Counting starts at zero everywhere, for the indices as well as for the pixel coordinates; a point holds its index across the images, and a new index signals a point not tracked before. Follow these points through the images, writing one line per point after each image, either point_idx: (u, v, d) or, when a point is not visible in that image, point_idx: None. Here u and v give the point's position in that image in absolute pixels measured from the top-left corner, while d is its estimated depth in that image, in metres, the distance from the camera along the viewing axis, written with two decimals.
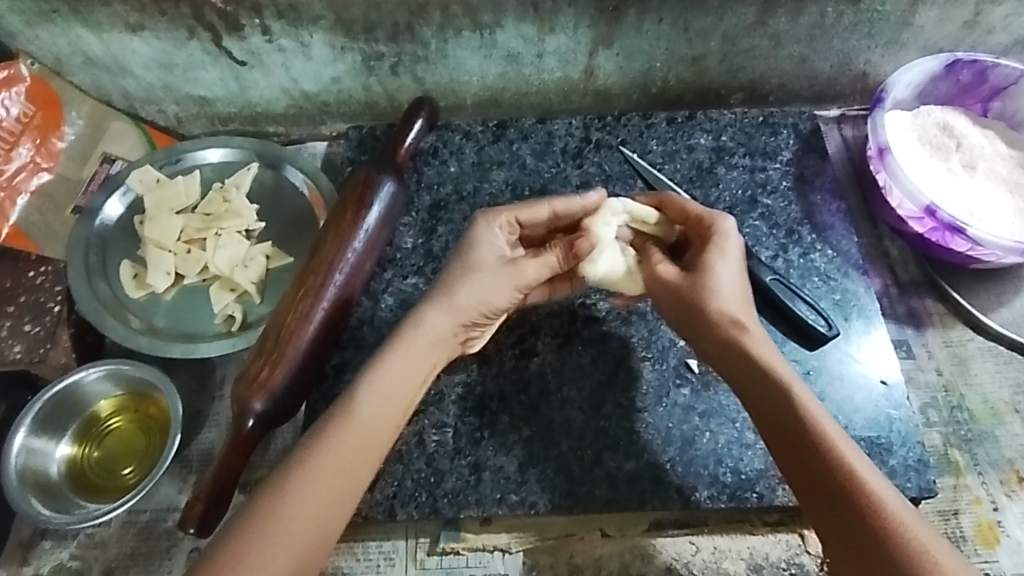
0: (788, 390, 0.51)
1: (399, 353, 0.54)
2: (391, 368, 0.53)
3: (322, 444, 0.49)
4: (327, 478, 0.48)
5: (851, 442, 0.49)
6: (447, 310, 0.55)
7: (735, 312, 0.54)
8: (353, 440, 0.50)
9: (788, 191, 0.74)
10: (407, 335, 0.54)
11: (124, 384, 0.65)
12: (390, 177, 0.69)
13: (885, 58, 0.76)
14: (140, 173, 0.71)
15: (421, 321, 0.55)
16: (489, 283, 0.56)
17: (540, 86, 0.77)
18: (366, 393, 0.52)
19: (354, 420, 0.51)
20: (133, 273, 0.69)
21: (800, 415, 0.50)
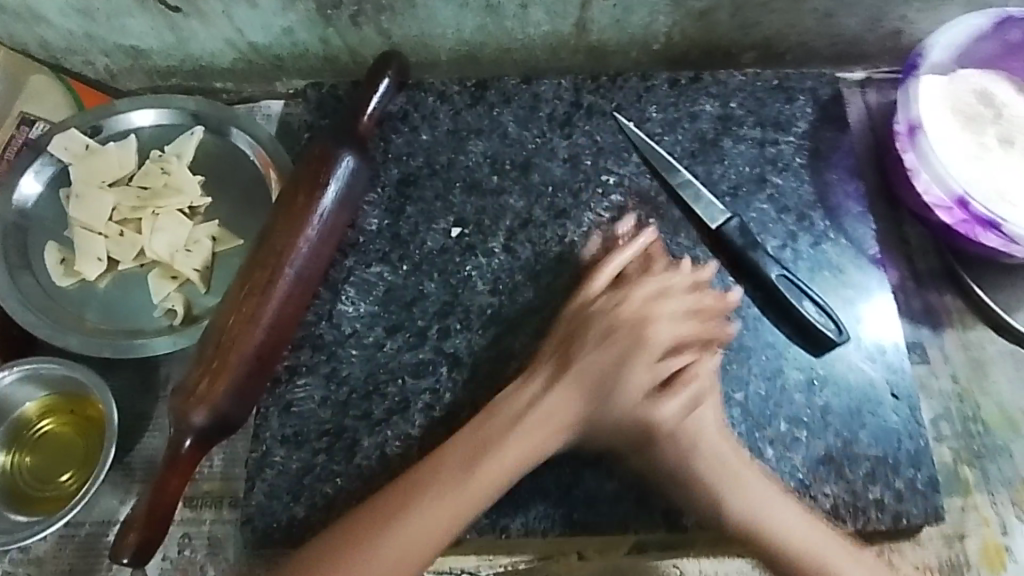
0: (750, 509, 0.49)
1: (511, 450, 0.50)
2: (508, 471, 0.50)
3: (387, 533, 0.47)
4: (402, 540, 0.47)
5: (835, 551, 0.48)
6: (568, 408, 0.51)
7: (683, 423, 0.51)
8: (432, 533, 0.48)
9: (801, 169, 0.66)
10: (538, 417, 0.51)
11: (49, 385, 0.59)
12: (351, 151, 0.60)
13: (925, 13, 0.65)
14: (65, 140, 0.63)
15: (542, 410, 0.51)
16: (579, 399, 0.52)
17: (525, 42, 0.67)
18: (471, 488, 0.49)
19: (471, 489, 0.49)
20: (60, 258, 0.62)
21: (772, 532, 0.48)
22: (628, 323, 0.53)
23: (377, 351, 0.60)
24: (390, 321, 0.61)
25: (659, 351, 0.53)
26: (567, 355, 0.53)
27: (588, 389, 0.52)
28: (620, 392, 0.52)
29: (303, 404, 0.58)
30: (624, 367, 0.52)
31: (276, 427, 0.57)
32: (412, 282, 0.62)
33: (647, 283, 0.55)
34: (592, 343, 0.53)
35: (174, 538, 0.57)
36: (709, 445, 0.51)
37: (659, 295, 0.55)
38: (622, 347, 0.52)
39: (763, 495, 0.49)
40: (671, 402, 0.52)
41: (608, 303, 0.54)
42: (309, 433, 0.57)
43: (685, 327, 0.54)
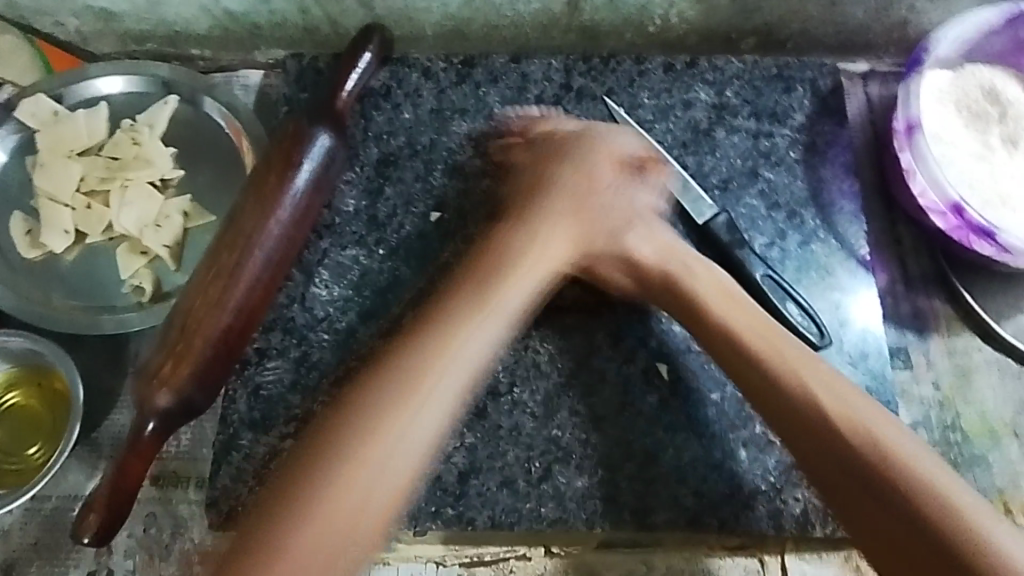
0: (772, 363, 0.49)
1: (491, 287, 0.52)
2: (523, 293, 0.53)
3: (364, 421, 0.45)
4: (383, 421, 0.46)
5: (856, 396, 0.47)
6: (561, 237, 0.55)
7: (652, 246, 0.55)
8: (412, 401, 0.47)
9: (795, 164, 0.64)
10: (513, 253, 0.54)
11: (14, 359, 0.58)
12: (326, 128, 0.58)
13: (933, 5, 0.62)
14: (32, 105, 0.61)
15: (523, 252, 0.54)
16: (571, 226, 0.56)
17: (514, 18, 0.65)
18: (440, 349, 0.49)
19: (449, 351, 0.49)
20: (26, 230, 0.60)
21: (797, 391, 0.48)
22: (579, 159, 0.57)
23: (349, 336, 0.58)
24: (363, 307, 0.59)
25: (608, 175, 0.57)
26: (530, 203, 0.56)
27: (570, 222, 0.56)
28: (601, 235, 0.56)
29: (272, 387, 0.57)
30: (594, 201, 0.57)
31: (244, 410, 0.57)
32: (387, 266, 0.60)
33: (597, 149, 0.58)
34: (551, 193, 0.56)
35: (139, 517, 0.56)
36: (693, 275, 0.54)
37: (605, 157, 0.58)
38: (570, 183, 0.57)
39: (761, 325, 0.51)
40: (649, 242, 0.56)
41: (558, 160, 0.57)
42: (276, 418, 0.56)
43: (618, 180, 0.57)
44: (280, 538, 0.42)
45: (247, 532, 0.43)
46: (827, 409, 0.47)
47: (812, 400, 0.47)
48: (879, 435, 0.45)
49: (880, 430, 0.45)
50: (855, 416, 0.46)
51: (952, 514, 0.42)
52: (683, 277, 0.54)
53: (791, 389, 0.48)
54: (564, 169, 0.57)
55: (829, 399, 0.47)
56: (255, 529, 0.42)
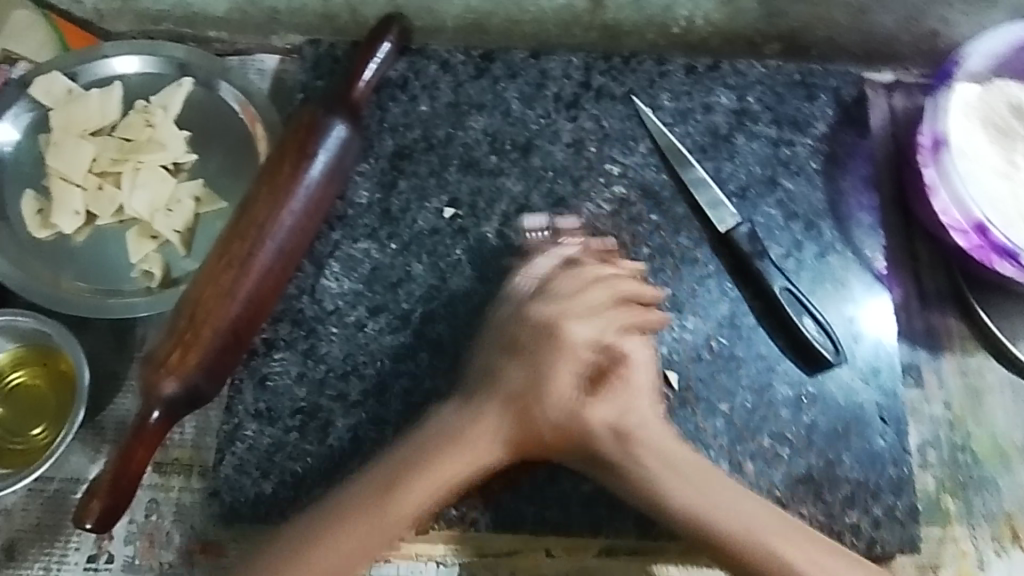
0: (704, 521, 0.48)
1: (429, 450, 0.50)
2: (449, 476, 0.49)
3: (305, 559, 0.47)
4: (316, 564, 0.47)
5: (777, 529, 0.47)
6: (507, 401, 0.50)
7: (607, 405, 0.51)
8: (353, 538, 0.48)
9: (814, 174, 0.63)
10: (448, 429, 0.50)
11: (21, 337, 0.58)
12: (342, 119, 0.57)
13: (964, 17, 0.61)
14: (47, 83, 0.61)
15: (472, 419, 0.50)
16: (529, 372, 0.51)
17: (536, 13, 0.64)
18: (375, 512, 0.48)
19: (396, 508, 0.48)
20: (36, 209, 0.60)
21: (720, 533, 0.48)
22: (552, 337, 0.51)
23: (358, 331, 0.58)
24: (373, 301, 0.59)
25: (588, 314, 0.52)
26: (497, 350, 0.53)
27: (524, 396, 0.50)
28: (560, 397, 0.50)
29: (278, 379, 0.57)
30: (548, 374, 0.51)
31: (249, 401, 0.56)
32: (399, 261, 0.60)
33: (565, 280, 0.53)
34: (512, 338, 0.52)
35: (141, 503, 0.56)
36: (647, 440, 0.51)
37: (574, 294, 0.53)
38: (527, 324, 0.52)
39: (693, 477, 0.49)
40: (610, 404, 0.51)
41: (529, 311, 0.53)
42: (282, 409, 0.56)
43: (607, 316, 0.53)
44: None
45: None
46: (777, 561, 0.47)
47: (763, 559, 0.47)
48: (791, 562, 0.47)
49: (795, 560, 0.47)
50: (808, 573, 0.47)
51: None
52: (644, 474, 0.50)
53: (714, 533, 0.48)
54: (535, 312, 0.53)
55: (790, 558, 0.47)
56: None
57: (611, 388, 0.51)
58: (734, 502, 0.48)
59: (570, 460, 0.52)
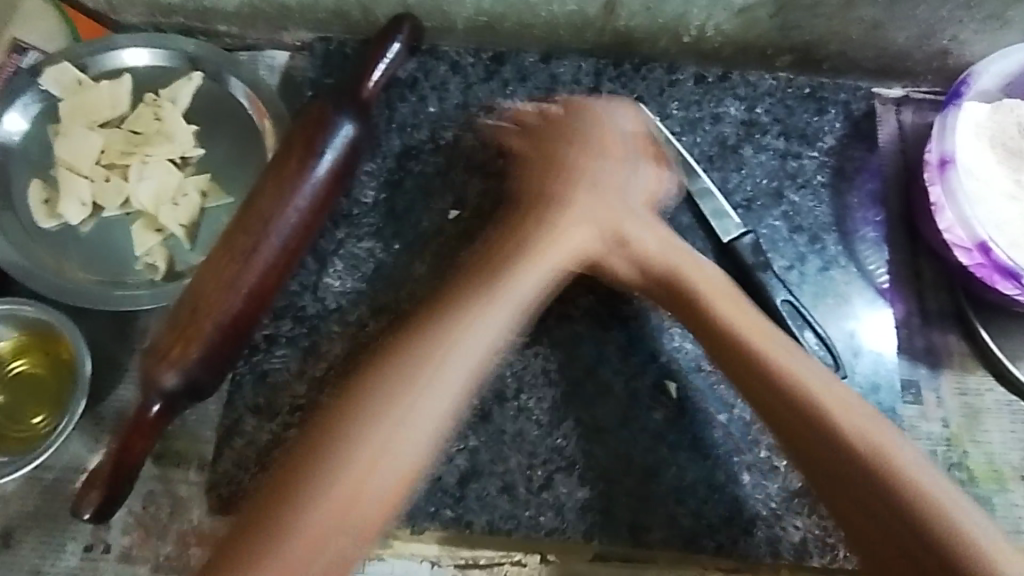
0: (756, 360, 0.49)
1: (490, 274, 0.55)
2: (536, 267, 0.56)
3: (365, 391, 0.52)
4: (379, 397, 0.51)
5: (831, 384, 0.48)
6: (575, 230, 0.57)
7: (644, 242, 0.56)
8: (409, 373, 0.51)
9: (821, 188, 0.63)
10: (514, 247, 0.56)
11: (24, 326, 0.58)
12: (351, 117, 0.57)
13: (977, 36, 0.61)
14: (56, 73, 0.61)
15: (542, 237, 0.56)
16: (582, 212, 0.57)
17: (548, 18, 0.64)
18: (446, 341, 0.52)
19: (464, 322, 0.53)
20: (43, 198, 0.60)
21: (767, 376, 0.49)
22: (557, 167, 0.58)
23: (359, 330, 0.58)
24: (376, 301, 0.59)
25: (623, 158, 0.59)
26: (538, 192, 0.59)
27: (586, 219, 0.57)
28: (602, 222, 0.57)
29: (279, 375, 0.57)
30: (589, 210, 0.57)
31: (249, 396, 0.57)
32: (402, 261, 0.60)
33: (615, 111, 0.61)
34: (560, 178, 0.58)
35: (139, 494, 0.57)
36: (686, 276, 0.55)
37: (617, 127, 0.60)
38: (575, 163, 0.59)
39: (739, 314, 0.52)
40: (649, 233, 0.56)
41: (567, 143, 0.59)
42: (281, 406, 0.56)
43: (634, 169, 0.59)
44: (303, 497, 0.48)
45: (259, 520, 0.48)
46: (814, 406, 0.47)
47: (792, 391, 0.47)
48: (841, 420, 0.46)
49: (840, 417, 0.46)
50: (852, 427, 0.46)
51: (921, 501, 0.42)
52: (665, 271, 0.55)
53: (766, 376, 0.49)
54: (564, 156, 0.59)
55: (813, 392, 0.47)
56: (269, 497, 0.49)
57: (641, 226, 0.57)
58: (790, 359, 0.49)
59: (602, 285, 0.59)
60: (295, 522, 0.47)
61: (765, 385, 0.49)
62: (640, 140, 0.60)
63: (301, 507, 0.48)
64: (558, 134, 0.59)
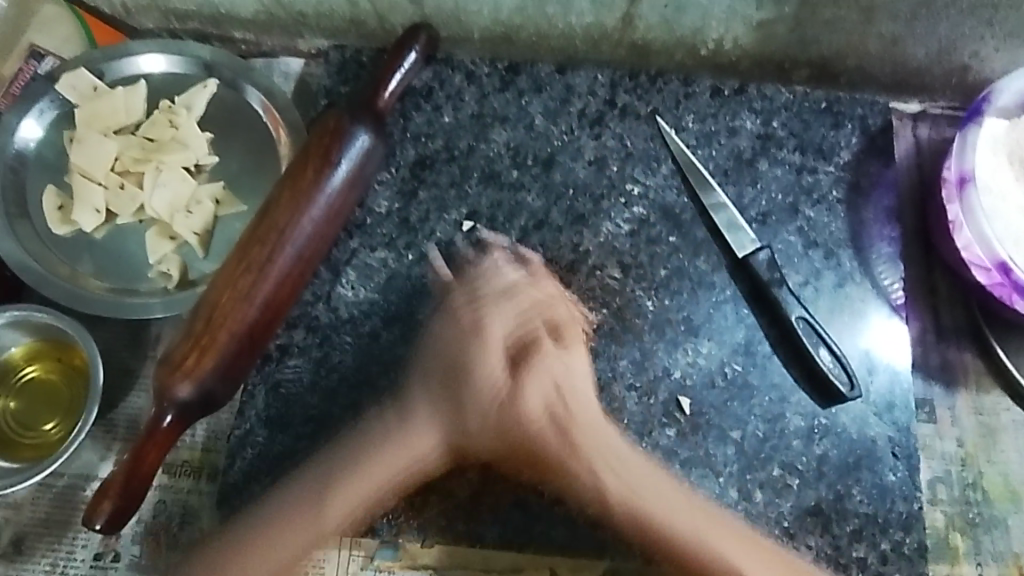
0: (646, 510, 0.54)
1: (398, 434, 0.55)
2: (413, 452, 0.54)
3: (325, 483, 0.55)
4: (330, 484, 0.54)
5: (717, 521, 0.54)
6: (444, 402, 0.56)
7: (466, 396, 0.56)
8: (362, 482, 0.54)
9: (837, 203, 0.62)
10: (413, 417, 0.56)
11: (36, 332, 0.58)
12: (366, 127, 0.57)
13: (997, 52, 0.61)
14: (71, 78, 0.60)
15: (408, 408, 0.56)
16: (473, 382, 0.56)
17: (565, 30, 0.63)
18: (387, 449, 0.55)
19: (370, 455, 0.55)
20: (57, 205, 0.60)
21: (662, 524, 0.54)
22: (472, 343, 0.56)
23: (372, 341, 0.58)
24: (389, 311, 0.59)
25: (524, 313, 0.57)
26: (449, 352, 0.57)
27: (449, 383, 0.56)
28: (488, 390, 0.56)
29: (292, 385, 0.57)
30: (475, 371, 0.56)
31: (261, 406, 0.56)
32: (415, 272, 0.60)
33: (524, 260, 0.60)
34: (462, 338, 0.57)
35: (150, 502, 0.56)
36: (584, 430, 0.55)
37: (508, 274, 0.59)
38: (457, 343, 0.57)
39: (624, 476, 0.55)
40: (488, 377, 0.56)
41: (482, 294, 0.58)
42: (293, 416, 0.56)
43: (531, 304, 0.58)
44: (261, 533, 0.54)
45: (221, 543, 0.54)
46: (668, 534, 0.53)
47: (670, 531, 0.53)
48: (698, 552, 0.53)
49: (682, 535, 0.53)
50: (719, 552, 0.53)
51: None
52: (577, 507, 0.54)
53: (654, 518, 0.54)
54: (474, 310, 0.57)
55: (702, 534, 0.53)
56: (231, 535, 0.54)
57: (492, 379, 0.56)
58: (700, 510, 0.54)
59: (514, 467, 0.55)
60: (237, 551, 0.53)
61: (649, 530, 0.54)
62: (545, 283, 0.59)
63: (260, 541, 0.54)
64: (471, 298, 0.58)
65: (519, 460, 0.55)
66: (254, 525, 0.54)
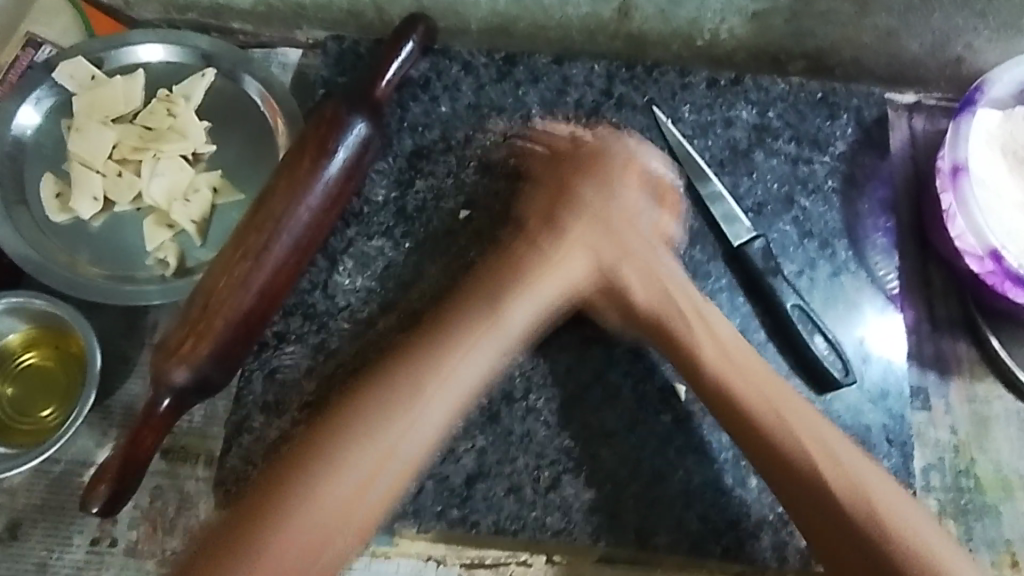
0: (776, 399, 0.49)
1: (509, 284, 0.53)
2: (550, 292, 0.54)
3: (415, 365, 0.50)
4: (421, 372, 0.50)
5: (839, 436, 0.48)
6: (587, 241, 0.55)
7: (589, 273, 0.55)
8: (449, 357, 0.51)
9: (832, 193, 0.63)
10: (536, 261, 0.54)
11: (34, 319, 0.58)
12: (363, 116, 0.57)
13: (991, 44, 0.61)
14: (70, 68, 0.61)
15: (558, 258, 0.54)
16: (590, 235, 0.55)
17: (561, 21, 0.64)
18: (484, 331, 0.52)
19: (482, 324, 0.52)
20: (55, 193, 0.60)
21: (776, 414, 0.48)
22: (582, 226, 0.55)
23: (368, 329, 0.58)
24: (385, 300, 0.59)
25: (640, 184, 0.56)
26: (566, 189, 0.55)
27: (586, 237, 0.55)
28: (619, 237, 0.55)
29: (288, 372, 0.57)
30: (602, 234, 0.55)
31: (258, 393, 0.57)
32: (412, 260, 0.60)
33: (622, 147, 0.57)
34: (594, 193, 0.55)
35: (146, 488, 0.57)
36: (693, 304, 0.53)
37: (643, 170, 0.56)
38: (591, 195, 0.55)
39: (736, 345, 0.52)
40: (614, 257, 0.55)
41: (593, 160, 0.56)
42: (290, 403, 0.56)
43: (643, 204, 0.56)
44: (335, 448, 0.48)
45: (263, 495, 0.47)
46: (791, 445, 0.47)
47: (788, 398, 0.49)
48: (826, 446, 0.47)
49: (810, 444, 0.47)
50: (835, 436, 0.48)
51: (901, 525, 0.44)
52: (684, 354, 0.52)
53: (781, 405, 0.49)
54: (589, 188, 0.55)
55: (823, 437, 0.47)
56: (290, 459, 0.48)
57: (615, 242, 0.55)
58: (801, 415, 0.48)
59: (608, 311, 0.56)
60: (308, 465, 0.47)
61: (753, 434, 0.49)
62: (642, 178, 0.56)
63: (333, 451, 0.48)
64: (576, 174, 0.55)
65: (625, 319, 0.55)
66: (335, 418, 0.49)
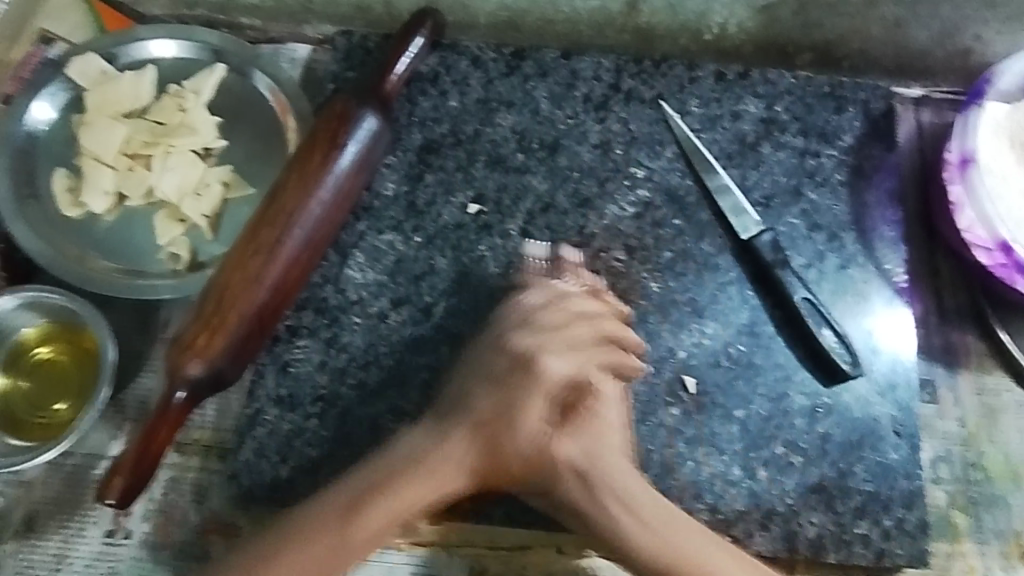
0: (682, 558, 0.48)
1: (427, 459, 0.50)
2: (449, 480, 0.50)
3: (316, 520, 0.49)
4: (328, 530, 0.49)
5: None
6: (478, 428, 0.50)
7: (523, 450, 0.50)
8: (367, 526, 0.49)
9: (839, 186, 0.63)
10: (441, 447, 0.50)
11: (49, 314, 0.58)
12: (374, 111, 0.58)
13: (1000, 35, 0.61)
14: (81, 64, 0.61)
15: (450, 442, 0.50)
16: (534, 400, 0.51)
17: (570, 14, 0.64)
18: (411, 497, 0.49)
19: (381, 504, 0.49)
20: (67, 188, 0.60)
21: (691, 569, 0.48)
22: (520, 381, 0.51)
23: (380, 322, 0.59)
24: (396, 293, 0.59)
25: (581, 342, 0.53)
26: (495, 359, 0.52)
27: (498, 412, 0.50)
28: (533, 413, 0.51)
29: (300, 366, 0.57)
30: (519, 405, 0.50)
31: (271, 387, 0.57)
32: (423, 255, 0.60)
33: (574, 297, 0.55)
34: (507, 357, 0.52)
35: (160, 481, 0.57)
36: (609, 471, 0.50)
37: (574, 327, 0.53)
38: (512, 358, 0.52)
39: (668, 523, 0.49)
40: (532, 427, 0.50)
41: (528, 325, 0.53)
42: (303, 397, 0.57)
43: (585, 356, 0.53)
44: None
45: None
46: None
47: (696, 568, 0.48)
48: None
49: None
50: None
51: None
52: (590, 496, 0.49)
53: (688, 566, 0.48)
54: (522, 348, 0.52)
55: None
56: None
57: (539, 410, 0.51)
58: (714, 558, 0.49)
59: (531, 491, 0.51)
60: None
61: None
62: (593, 330, 0.53)
63: None
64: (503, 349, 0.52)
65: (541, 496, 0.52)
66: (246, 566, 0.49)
